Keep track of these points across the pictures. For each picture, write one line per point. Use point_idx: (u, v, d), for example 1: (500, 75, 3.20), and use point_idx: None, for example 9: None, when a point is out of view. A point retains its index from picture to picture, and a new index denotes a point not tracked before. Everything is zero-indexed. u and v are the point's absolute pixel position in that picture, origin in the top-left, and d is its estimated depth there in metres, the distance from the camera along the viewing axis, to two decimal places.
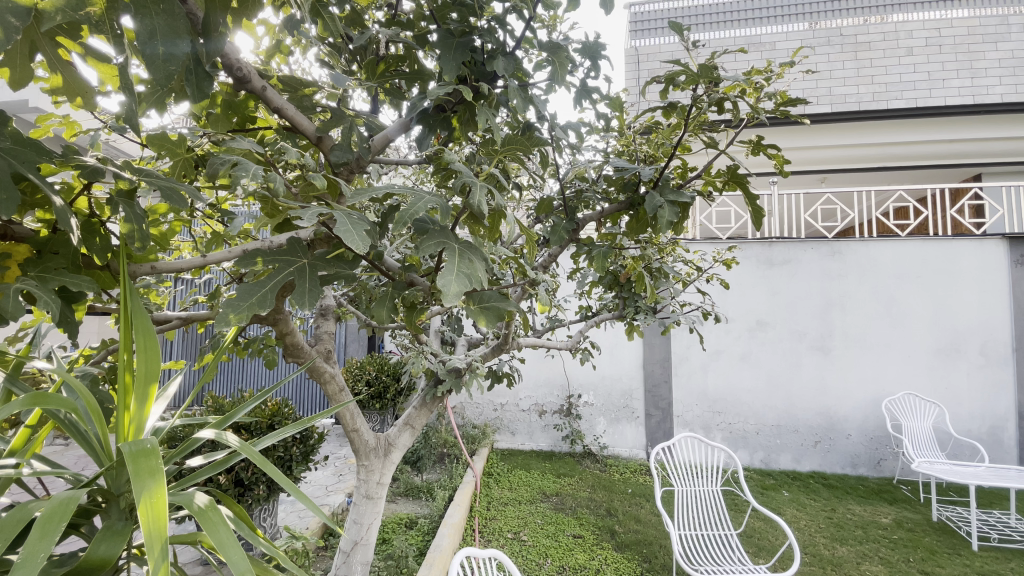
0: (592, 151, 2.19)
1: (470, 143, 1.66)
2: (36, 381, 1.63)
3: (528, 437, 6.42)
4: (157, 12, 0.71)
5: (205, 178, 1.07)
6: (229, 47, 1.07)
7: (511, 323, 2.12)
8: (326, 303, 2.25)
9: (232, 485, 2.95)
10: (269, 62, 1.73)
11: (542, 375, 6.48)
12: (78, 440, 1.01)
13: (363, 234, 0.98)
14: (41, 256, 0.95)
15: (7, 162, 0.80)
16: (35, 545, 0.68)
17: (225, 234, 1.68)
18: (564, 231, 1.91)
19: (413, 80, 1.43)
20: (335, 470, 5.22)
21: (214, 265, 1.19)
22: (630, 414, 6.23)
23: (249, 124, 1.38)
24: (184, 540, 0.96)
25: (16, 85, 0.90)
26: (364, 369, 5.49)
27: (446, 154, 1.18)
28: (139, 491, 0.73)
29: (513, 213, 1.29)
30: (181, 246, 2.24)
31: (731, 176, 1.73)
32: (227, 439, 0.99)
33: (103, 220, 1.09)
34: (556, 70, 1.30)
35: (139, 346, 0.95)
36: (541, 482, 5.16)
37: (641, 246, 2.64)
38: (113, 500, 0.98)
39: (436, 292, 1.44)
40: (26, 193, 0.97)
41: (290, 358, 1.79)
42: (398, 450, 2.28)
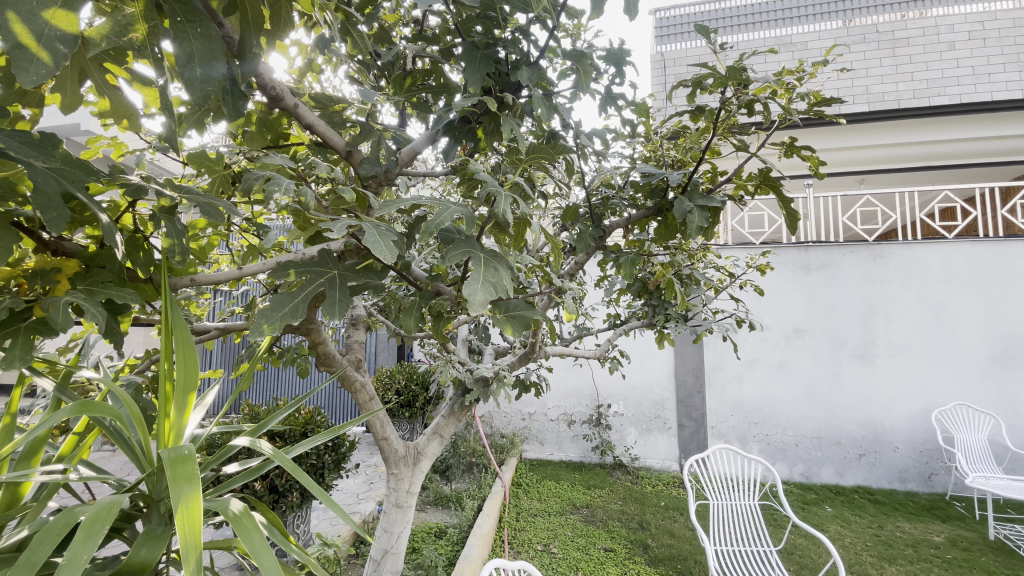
0: (619, 158, 2.16)
1: (496, 154, 1.67)
2: (85, 391, 1.73)
3: (557, 448, 6.36)
4: (194, 36, 0.74)
5: (242, 194, 1.11)
6: (263, 67, 1.10)
7: (538, 331, 2.11)
8: (357, 313, 2.26)
9: (267, 492, 3.03)
10: (301, 80, 1.78)
11: (571, 384, 6.42)
12: (122, 446, 1.05)
13: (390, 245, 0.99)
14: (90, 271, 1.00)
15: (56, 182, 0.81)
16: (77, 548, 0.70)
17: (260, 247, 1.74)
18: (590, 238, 1.90)
19: (439, 94, 1.46)
20: (366, 478, 5.29)
21: (250, 277, 1.22)
22: (662, 425, 6.10)
23: (282, 140, 1.43)
24: (220, 546, 0.98)
25: (67, 109, 0.96)
26: (394, 378, 5.56)
27: (472, 164, 1.19)
28: (177, 497, 0.75)
29: (538, 221, 1.28)
30: (220, 259, 2.34)
31: (763, 180, 1.67)
32: (261, 447, 1.01)
33: (147, 236, 1.14)
34: (580, 78, 1.31)
35: (179, 355, 0.99)
36: (571, 493, 5.08)
37: (671, 252, 2.59)
38: (154, 505, 1.02)
39: (463, 301, 1.44)
40: (76, 211, 1.03)
41: (323, 367, 1.81)
42: (427, 458, 2.28)
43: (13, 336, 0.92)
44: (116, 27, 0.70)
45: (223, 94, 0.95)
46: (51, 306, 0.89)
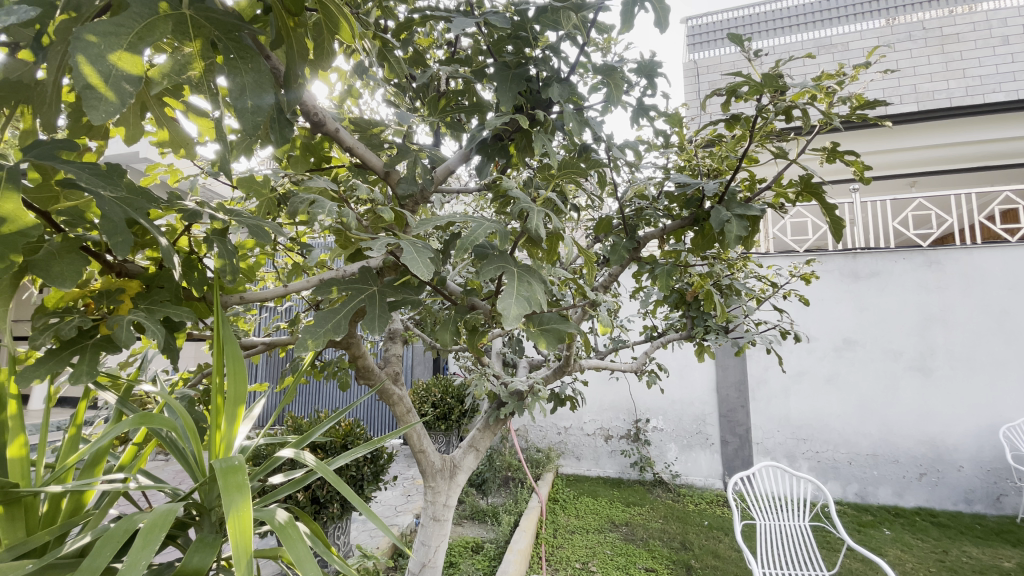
0: (652, 168, 2.14)
1: (528, 169, 1.70)
2: (145, 402, 1.83)
3: (595, 463, 6.25)
4: (246, 70, 0.80)
5: (287, 216, 1.17)
6: (307, 95, 1.16)
7: (572, 345, 2.09)
8: (394, 327, 2.31)
9: (309, 503, 3.11)
10: (341, 105, 1.86)
11: (607, 398, 6.32)
12: (177, 456, 1.10)
13: (427, 262, 1.02)
14: (150, 291, 1.07)
15: (122, 210, 0.87)
16: (137, 553, 0.75)
17: (304, 264, 1.81)
18: (624, 250, 1.88)
19: (473, 113, 1.50)
20: (403, 490, 5.34)
21: (295, 294, 1.27)
22: (704, 440, 5.90)
23: (324, 163, 1.50)
24: (266, 555, 1.02)
25: (130, 140, 1.05)
26: (429, 391, 5.63)
27: (504, 181, 1.21)
28: (228, 506, 0.79)
29: (571, 234, 1.29)
30: (267, 277, 2.45)
31: (805, 186, 1.62)
32: (305, 458, 1.04)
33: (201, 257, 1.21)
34: (611, 91, 1.31)
35: (230, 370, 1.05)
36: (609, 510, 4.97)
37: (709, 262, 2.53)
38: (206, 513, 1.06)
39: (497, 315, 1.46)
40: (138, 235, 1.10)
41: (363, 380, 1.85)
42: (463, 472, 2.28)
43: (80, 352, 0.99)
44: (176, 66, 0.76)
45: (272, 122, 1.01)
46: (115, 325, 0.95)
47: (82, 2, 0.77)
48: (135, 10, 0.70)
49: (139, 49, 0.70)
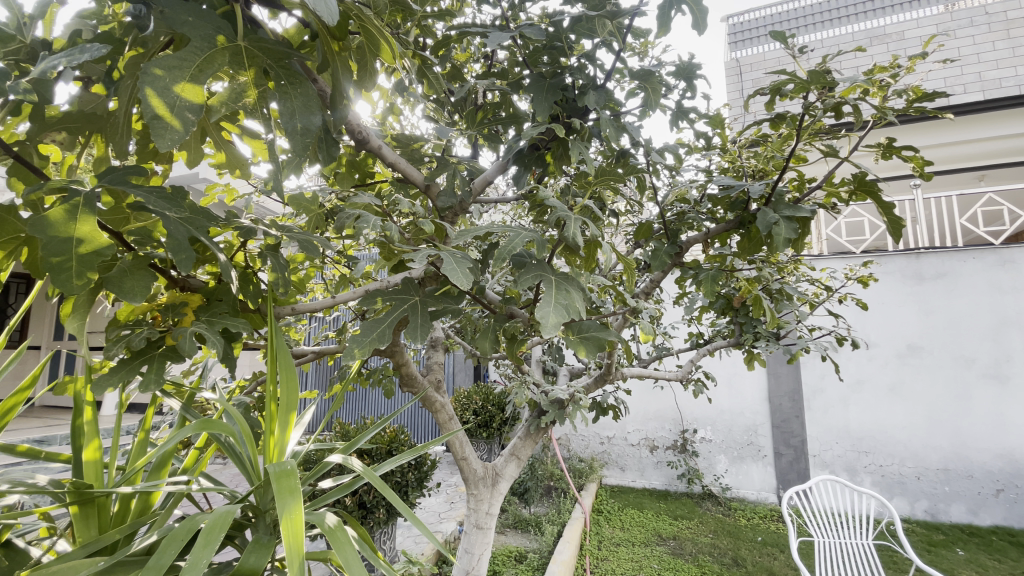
0: (693, 171, 2.09)
1: (565, 176, 1.70)
2: (205, 409, 1.94)
3: (640, 474, 6.10)
4: (296, 94, 0.84)
5: (334, 230, 1.22)
6: (352, 115, 1.21)
7: (614, 353, 2.06)
8: (435, 335, 2.35)
9: (356, 508, 3.20)
10: (383, 122, 1.93)
11: (651, 407, 6.17)
12: (234, 460, 1.16)
13: (466, 272, 1.04)
14: (210, 303, 1.14)
15: (185, 229, 0.93)
16: (199, 553, 0.79)
17: (350, 276, 1.88)
18: (666, 255, 1.85)
19: (510, 124, 1.53)
20: (447, 497, 5.39)
21: (342, 304, 1.32)
22: (756, 452, 5.65)
23: (368, 179, 1.56)
24: (317, 557, 1.05)
25: (191, 163, 1.13)
26: (471, 399, 5.68)
27: (541, 191, 1.22)
28: (282, 509, 0.83)
29: (610, 241, 1.28)
30: (316, 288, 2.56)
31: (858, 185, 1.55)
32: (352, 463, 1.08)
33: (256, 271, 1.28)
34: (648, 96, 1.30)
35: (283, 377, 1.09)
36: (656, 524, 4.83)
37: (755, 266, 2.44)
38: (261, 515, 1.11)
39: (536, 323, 1.46)
40: (199, 252, 1.18)
41: (406, 388, 1.90)
42: (505, 480, 2.28)
43: (149, 361, 1.07)
44: (233, 94, 0.81)
45: (319, 142, 1.07)
46: (180, 336, 1.02)
47: (149, 38, 0.84)
48: (195, 44, 0.75)
49: (200, 79, 0.76)
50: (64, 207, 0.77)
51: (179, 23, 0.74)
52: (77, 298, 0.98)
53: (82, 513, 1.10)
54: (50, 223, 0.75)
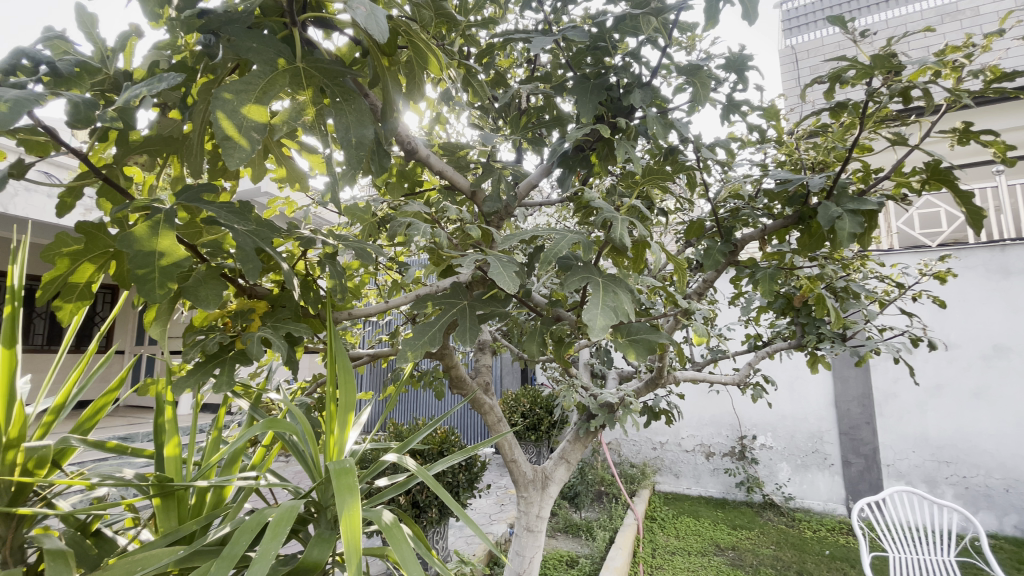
0: (747, 166, 2.02)
1: (611, 176, 1.68)
2: (270, 409, 2.06)
3: (695, 481, 5.89)
4: (350, 110, 0.89)
5: (386, 239, 1.28)
6: (402, 126, 1.26)
7: (665, 356, 2.01)
8: (483, 338, 2.38)
9: (410, 506, 3.29)
10: (431, 131, 1.98)
11: (707, 412, 5.96)
12: (297, 457, 1.23)
13: (513, 275, 1.05)
14: (275, 309, 1.21)
15: (253, 240, 0.99)
16: (268, 544, 0.85)
17: (401, 282, 1.95)
18: (719, 254, 1.78)
19: (554, 126, 1.53)
20: (497, 499, 5.43)
21: (394, 309, 1.36)
22: (822, 461, 5.33)
23: (417, 187, 1.62)
24: (375, 553, 1.10)
25: (256, 179, 1.22)
26: (519, 402, 5.70)
27: (587, 193, 1.22)
28: (342, 504, 0.88)
29: (658, 241, 1.26)
30: (370, 294, 2.66)
31: (931, 173, 1.44)
32: (406, 463, 1.11)
33: (315, 278, 1.35)
34: (697, 91, 1.27)
35: (342, 379, 1.15)
36: (713, 533, 4.64)
37: (817, 263, 2.31)
38: (323, 511, 1.17)
39: (583, 326, 1.46)
40: (265, 262, 1.26)
41: (456, 390, 1.93)
42: (555, 483, 2.27)
43: (221, 364, 1.15)
44: (293, 113, 0.86)
45: (372, 154, 1.11)
46: (249, 340, 1.09)
47: (218, 65, 0.91)
48: (258, 69, 0.81)
49: (264, 101, 0.81)
50: (147, 224, 0.85)
51: (245, 50, 0.79)
52: (158, 306, 1.07)
53: (164, 504, 1.20)
54: (137, 238, 0.83)
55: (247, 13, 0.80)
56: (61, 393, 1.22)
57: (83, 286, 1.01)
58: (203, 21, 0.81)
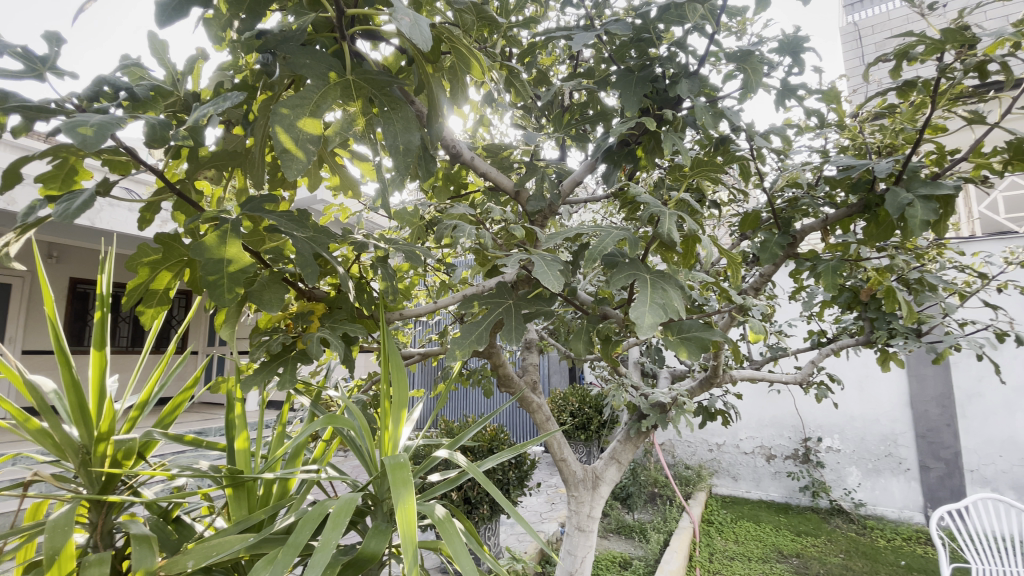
0: (806, 152, 1.91)
1: (658, 170, 1.65)
2: (329, 406, 2.16)
3: (755, 485, 5.65)
4: (397, 118, 0.92)
5: (434, 241, 1.31)
6: (447, 131, 1.29)
7: (719, 354, 1.94)
8: (530, 337, 2.38)
9: (462, 502, 3.36)
10: (475, 133, 2.01)
11: (767, 412, 5.69)
12: (354, 452, 1.28)
13: (557, 274, 1.06)
14: (331, 311, 1.27)
15: (310, 246, 1.04)
16: (329, 535, 0.89)
17: (449, 282, 1.99)
18: (777, 247, 1.70)
19: (598, 121, 1.52)
20: (548, 498, 5.44)
21: (443, 309, 1.40)
22: (896, 465, 4.99)
23: (462, 189, 1.65)
24: (429, 546, 1.13)
25: (312, 187, 1.28)
26: (568, 401, 5.68)
27: (632, 188, 1.20)
28: (397, 498, 0.91)
29: (708, 236, 1.22)
30: (420, 295, 2.73)
31: (1016, 153, 1.31)
32: (457, 459, 1.14)
33: (368, 280, 1.41)
34: (748, 78, 1.22)
35: (394, 377, 1.19)
36: (776, 539, 4.43)
37: (887, 254, 2.15)
38: (379, 504, 1.21)
39: (631, 323, 1.43)
40: (322, 266, 1.33)
41: (504, 388, 1.95)
42: (606, 483, 2.25)
43: (284, 363, 1.22)
44: (345, 124, 0.90)
45: (419, 160, 1.14)
46: (309, 341, 1.15)
47: (275, 82, 0.96)
48: (312, 83, 0.86)
49: (318, 113, 0.86)
50: (216, 233, 0.91)
51: (300, 66, 0.84)
52: (227, 310, 1.15)
53: (236, 494, 1.29)
54: (207, 247, 0.90)
55: (301, 30, 0.84)
56: (144, 390, 1.33)
57: (160, 292, 1.11)
58: (262, 41, 0.87)
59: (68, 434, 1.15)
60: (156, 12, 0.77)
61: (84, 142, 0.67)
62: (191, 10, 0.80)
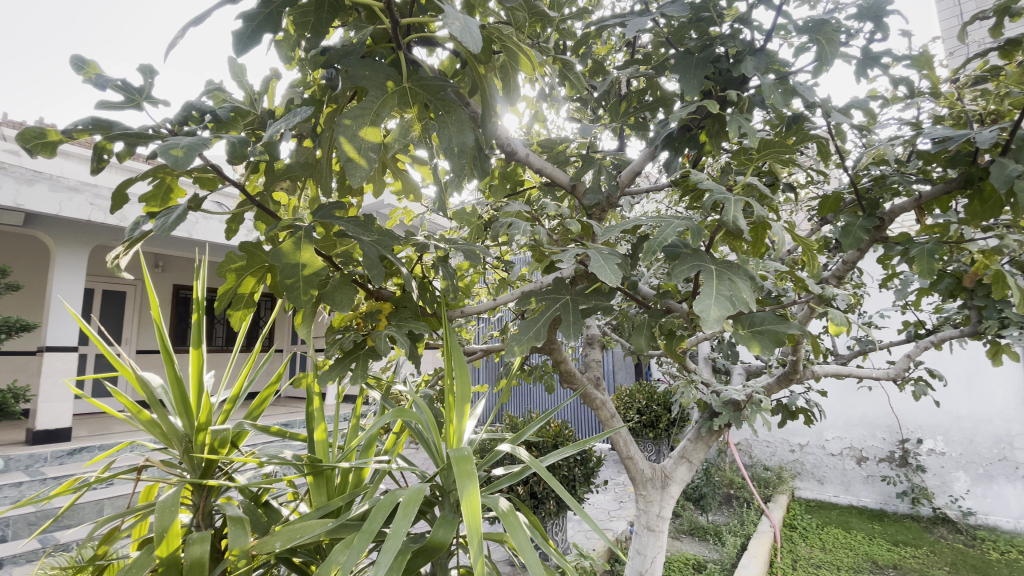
0: (895, 125, 1.74)
1: (725, 154, 1.56)
2: (398, 401, 2.25)
3: (844, 489, 5.23)
4: (451, 121, 0.93)
5: (492, 238, 1.33)
6: (501, 129, 1.30)
7: (798, 348, 1.81)
8: (591, 332, 2.34)
9: (528, 497, 3.38)
10: (531, 128, 2.01)
11: (856, 411, 5.25)
12: (422, 445, 1.33)
13: (615, 268, 1.04)
14: (397, 310, 1.33)
15: (376, 248, 1.09)
16: (399, 522, 0.94)
17: (508, 279, 2.01)
18: (862, 230, 1.56)
19: (658, 108, 1.47)
20: (615, 496, 5.36)
21: (503, 305, 1.41)
22: (1012, 471, 4.51)
23: (519, 186, 1.66)
24: (495, 539, 1.15)
25: (376, 193, 1.35)
26: (634, 397, 5.58)
27: (694, 174, 1.15)
28: (462, 489, 0.94)
29: (779, 222, 1.15)
30: (481, 292, 2.78)
31: None
32: (520, 454, 1.15)
33: (430, 279, 1.45)
34: (823, 49, 1.13)
35: (457, 372, 1.23)
36: (868, 548, 4.08)
37: (996, 234, 1.90)
38: (447, 496, 1.25)
39: (697, 317, 1.38)
40: (387, 267, 1.39)
41: (567, 384, 1.94)
42: (676, 483, 2.17)
43: (356, 359, 1.29)
44: (402, 130, 0.94)
45: (475, 160, 1.13)
46: (377, 338, 1.21)
47: (339, 95, 1.02)
48: (372, 94, 0.90)
49: (377, 122, 0.90)
50: (291, 240, 0.98)
51: (360, 78, 0.88)
52: (304, 311, 1.23)
53: (316, 482, 1.39)
54: (284, 253, 0.97)
55: (361, 44, 0.89)
56: (235, 384, 1.46)
57: (246, 296, 1.21)
58: (326, 57, 0.92)
59: (173, 424, 1.29)
60: (233, 40, 0.84)
61: (176, 162, 0.74)
62: (263, 36, 0.87)
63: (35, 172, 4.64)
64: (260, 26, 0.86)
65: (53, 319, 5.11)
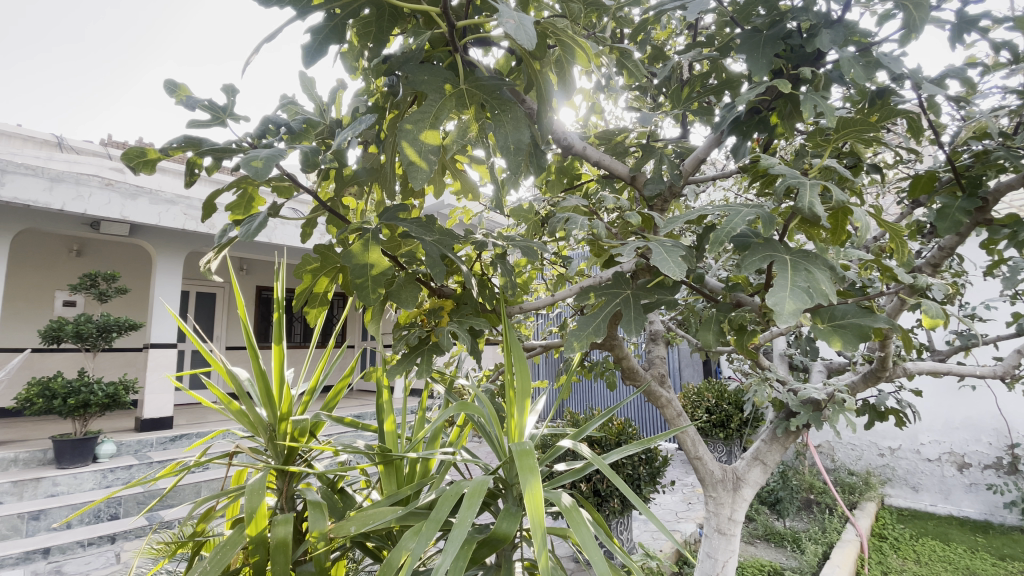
0: (1000, 92, 1.55)
1: (798, 135, 1.46)
2: (461, 395, 2.29)
3: (943, 498, 4.75)
4: (506, 119, 0.94)
5: (549, 234, 1.33)
6: (556, 123, 1.29)
7: (885, 344, 1.67)
8: (655, 328, 2.27)
9: (592, 494, 3.36)
10: (588, 121, 1.99)
11: (957, 414, 4.77)
12: (485, 438, 1.35)
13: (679, 260, 1.01)
14: (458, 306, 1.36)
15: (438, 247, 1.12)
16: (465, 513, 0.96)
17: (566, 275, 2.00)
18: (961, 212, 1.41)
19: (723, 91, 1.40)
20: (683, 497, 5.19)
21: (562, 301, 1.40)
22: None
23: (576, 181, 1.65)
24: (558, 534, 1.15)
25: (437, 194, 1.38)
26: (703, 396, 5.38)
27: (764, 159, 1.08)
28: (524, 483, 0.95)
29: (863, 207, 1.06)
30: (540, 288, 2.79)
31: None
32: (582, 450, 1.14)
33: (490, 276, 1.47)
34: (909, 16, 1.03)
35: (518, 367, 1.24)
36: (972, 563, 3.68)
37: None
38: (510, 489, 1.27)
39: (770, 311, 1.30)
40: (448, 265, 1.42)
41: (629, 381, 1.90)
42: (749, 485, 2.07)
43: (421, 354, 1.33)
44: (460, 132, 0.97)
45: (531, 156, 1.14)
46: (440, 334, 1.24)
47: (401, 101, 1.07)
48: (431, 98, 0.92)
49: (437, 125, 0.92)
50: (360, 242, 1.03)
51: (420, 83, 0.91)
52: (373, 308, 1.30)
53: (386, 471, 1.45)
54: (354, 254, 1.03)
55: (420, 50, 0.91)
56: (312, 377, 1.56)
57: (320, 295, 1.28)
58: (387, 65, 0.96)
59: (259, 414, 1.40)
60: (303, 53, 0.90)
61: (256, 173, 0.81)
62: (329, 47, 0.92)
63: (138, 188, 5.19)
64: (327, 38, 0.91)
65: (156, 319, 5.69)
